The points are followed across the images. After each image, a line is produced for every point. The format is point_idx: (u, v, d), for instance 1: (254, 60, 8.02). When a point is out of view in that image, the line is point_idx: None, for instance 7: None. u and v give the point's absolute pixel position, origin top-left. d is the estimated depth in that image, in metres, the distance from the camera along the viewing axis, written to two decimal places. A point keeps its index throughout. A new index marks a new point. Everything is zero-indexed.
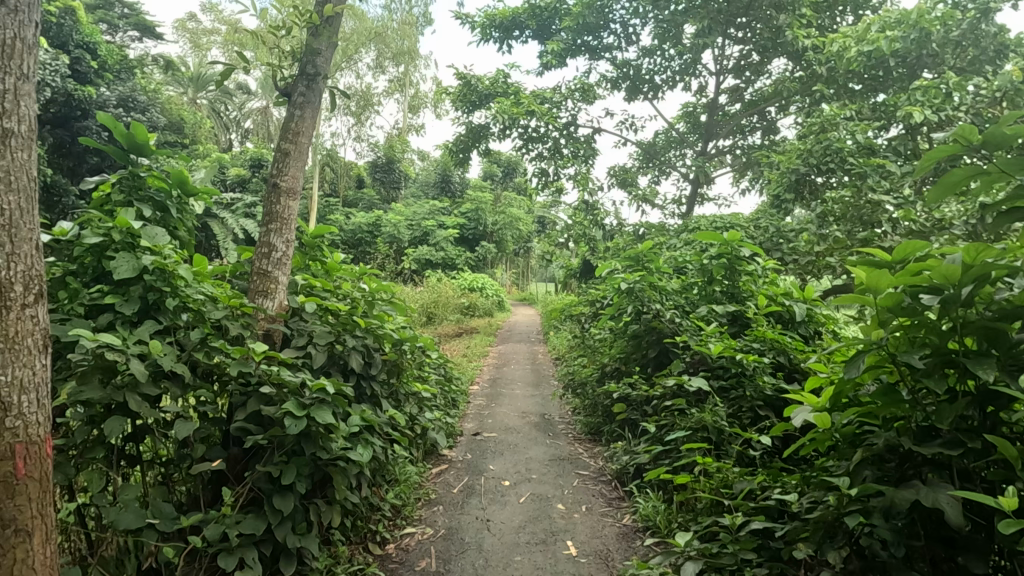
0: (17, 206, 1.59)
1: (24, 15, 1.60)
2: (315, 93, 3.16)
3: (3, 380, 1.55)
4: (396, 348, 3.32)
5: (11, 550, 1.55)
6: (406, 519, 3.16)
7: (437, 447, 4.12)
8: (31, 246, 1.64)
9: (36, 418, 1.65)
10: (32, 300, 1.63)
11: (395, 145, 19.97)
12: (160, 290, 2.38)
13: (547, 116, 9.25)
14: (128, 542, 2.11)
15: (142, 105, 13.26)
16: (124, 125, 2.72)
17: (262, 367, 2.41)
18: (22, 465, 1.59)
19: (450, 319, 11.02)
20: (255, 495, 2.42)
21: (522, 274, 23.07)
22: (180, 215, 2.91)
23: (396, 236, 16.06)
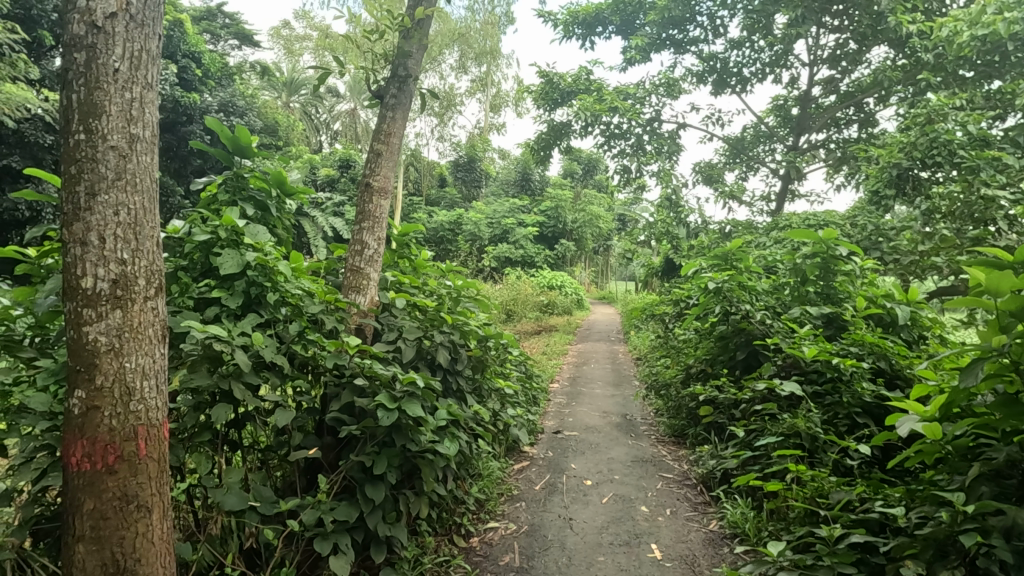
0: (142, 206, 1.71)
1: (150, 29, 1.72)
2: (406, 95, 3.25)
3: (129, 367, 1.68)
4: (481, 343, 3.36)
5: (134, 524, 1.68)
6: (489, 514, 3.19)
7: (519, 444, 4.15)
8: (154, 243, 1.76)
9: (156, 403, 1.77)
10: (153, 293, 1.76)
11: (477, 144, 20.22)
12: (261, 285, 2.51)
13: (630, 112, 9.12)
14: (232, 523, 2.23)
15: (241, 110, 14.00)
16: (230, 129, 2.88)
17: (355, 360, 2.50)
18: (144, 446, 1.72)
19: (529, 316, 11.06)
20: (348, 484, 2.50)
21: (602, 272, 22.88)
22: (278, 214, 3.06)
23: (477, 234, 16.23)
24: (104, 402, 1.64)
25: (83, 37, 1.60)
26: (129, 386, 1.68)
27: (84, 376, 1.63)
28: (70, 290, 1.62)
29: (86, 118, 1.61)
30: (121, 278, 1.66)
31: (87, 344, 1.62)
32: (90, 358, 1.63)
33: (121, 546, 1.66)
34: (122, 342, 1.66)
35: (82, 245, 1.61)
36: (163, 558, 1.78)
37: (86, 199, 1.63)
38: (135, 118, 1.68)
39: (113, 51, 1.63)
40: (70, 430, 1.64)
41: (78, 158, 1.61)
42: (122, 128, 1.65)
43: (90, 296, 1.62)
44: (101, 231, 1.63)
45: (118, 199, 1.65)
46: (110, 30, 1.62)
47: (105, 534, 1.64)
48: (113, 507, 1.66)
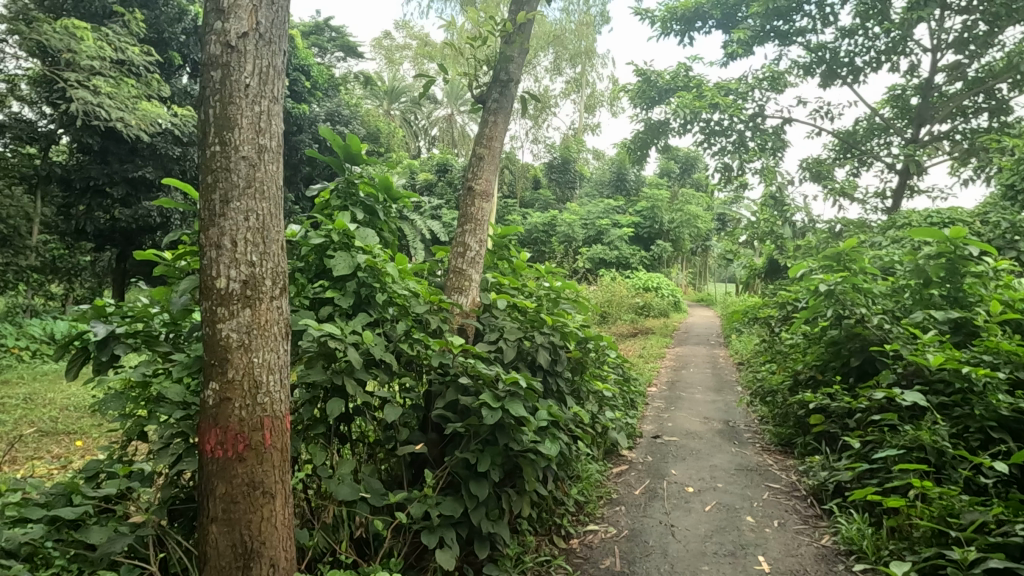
0: (269, 212, 1.82)
1: (276, 45, 1.84)
2: (508, 100, 3.29)
3: (257, 361, 1.80)
4: (581, 345, 3.34)
5: (259, 509, 1.80)
6: (589, 516, 3.18)
7: (617, 447, 4.11)
8: (279, 246, 1.87)
9: (280, 396, 1.89)
10: (279, 292, 1.87)
11: (571, 145, 20.21)
12: (371, 287, 2.62)
13: (732, 108, 8.83)
14: (343, 512, 2.35)
15: (346, 118, 14.65)
16: (342, 138, 3.04)
17: (458, 359, 2.56)
18: (269, 436, 1.83)
19: (624, 318, 10.94)
20: (452, 479, 2.56)
21: (700, 274, 22.25)
22: (386, 217, 3.19)
23: (571, 235, 16.20)
24: (235, 393, 1.77)
25: (218, 56, 1.74)
26: (257, 379, 1.80)
27: (217, 369, 1.76)
28: (206, 289, 1.76)
29: (221, 131, 1.75)
30: (251, 279, 1.78)
31: (221, 339, 1.75)
32: (224, 353, 1.76)
33: (248, 529, 1.79)
34: (251, 338, 1.79)
35: (217, 248, 1.75)
36: (285, 542, 1.89)
37: (221, 206, 1.76)
38: (263, 130, 1.80)
39: (244, 68, 1.75)
40: (206, 419, 1.78)
41: (213, 168, 1.75)
42: (252, 139, 1.77)
43: (223, 295, 1.76)
44: (233, 235, 1.76)
45: (248, 205, 1.78)
46: (242, 48, 1.74)
47: (235, 517, 1.78)
48: (242, 492, 1.79)
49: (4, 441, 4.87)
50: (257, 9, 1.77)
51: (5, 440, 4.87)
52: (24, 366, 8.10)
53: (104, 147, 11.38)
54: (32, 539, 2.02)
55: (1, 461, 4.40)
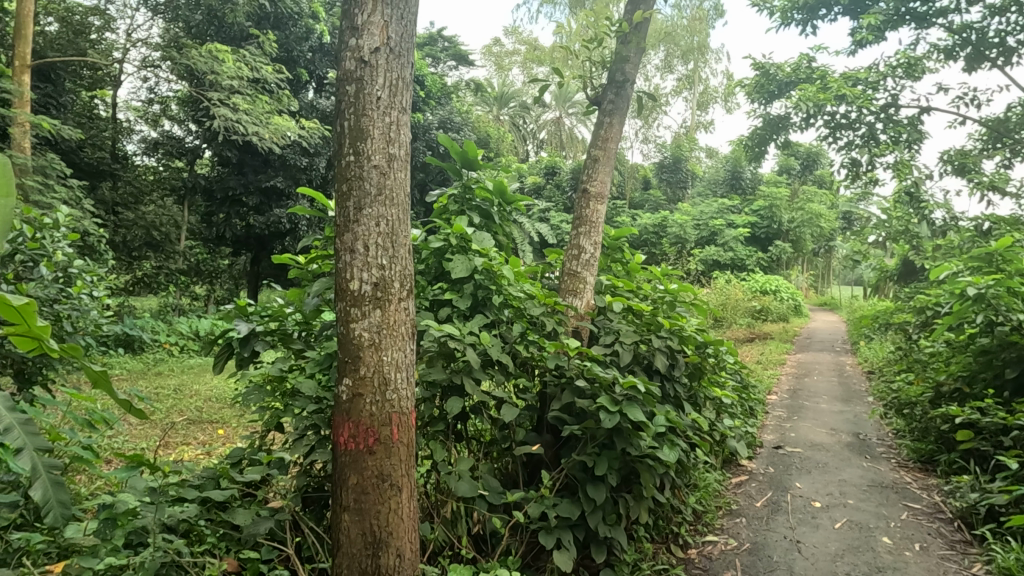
0: (398, 218, 1.91)
1: (404, 58, 1.91)
2: (623, 100, 3.26)
3: (386, 360, 1.89)
4: (699, 350, 3.24)
5: (387, 501, 1.89)
6: (707, 527, 3.08)
7: (736, 456, 3.95)
8: (407, 250, 1.95)
9: (407, 393, 1.97)
10: (406, 294, 1.95)
11: (682, 144, 19.67)
12: (487, 289, 2.69)
13: (861, 100, 8.25)
14: (462, 508, 2.41)
15: (458, 125, 15.07)
16: (459, 144, 3.14)
17: (574, 361, 2.57)
18: (397, 432, 1.92)
19: (739, 323, 10.51)
20: (569, 482, 2.57)
21: (822, 276, 20.96)
22: (501, 221, 3.25)
23: (683, 237, 15.77)
24: (366, 389, 1.87)
25: (353, 72, 1.85)
26: (385, 377, 1.89)
27: (350, 366, 1.87)
28: (341, 291, 1.87)
29: (355, 142, 1.85)
30: (381, 281, 1.87)
31: (354, 338, 1.86)
32: (356, 351, 1.86)
33: (377, 518, 1.88)
34: (381, 338, 1.88)
35: (351, 253, 1.86)
36: (411, 535, 1.97)
37: (355, 212, 1.87)
38: (393, 140, 1.89)
39: (376, 81, 1.85)
40: (341, 413, 1.89)
41: (349, 177, 1.86)
42: (382, 149, 1.86)
43: (356, 296, 1.86)
44: (366, 239, 1.86)
45: (379, 211, 1.87)
46: (375, 63, 1.84)
47: (366, 507, 1.88)
48: (372, 484, 1.89)
49: (160, 426, 5.42)
50: (388, 24, 1.86)
51: (160, 426, 5.41)
52: (175, 360, 8.98)
53: (241, 159, 12.41)
54: (189, 516, 2.24)
55: (157, 445, 4.88)
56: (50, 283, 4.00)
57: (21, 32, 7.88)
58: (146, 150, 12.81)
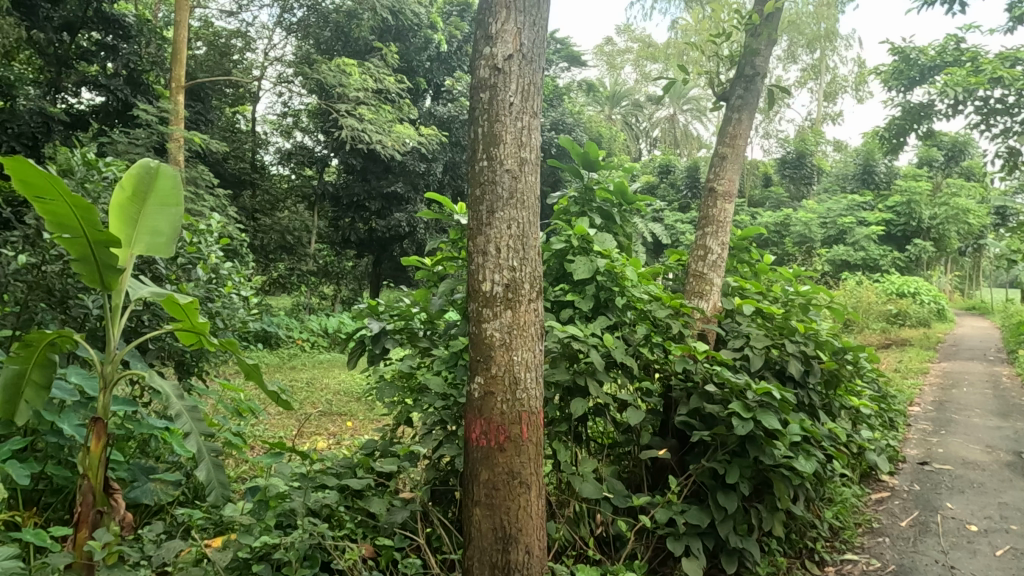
0: (529, 221, 1.95)
1: (536, 64, 1.95)
2: (754, 95, 3.14)
3: (516, 360, 1.93)
4: (837, 356, 3.05)
5: (517, 498, 1.93)
6: (846, 544, 2.90)
7: (875, 471, 3.69)
8: (537, 253, 1.98)
9: (536, 394, 2.00)
10: (536, 295, 1.99)
11: (807, 137, 18.56)
12: (610, 290, 2.68)
13: (1021, 82, 7.44)
14: (586, 509, 2.43)
15: (570, 126, 15.10)
16: (580, 146, 3.14)
17: (702, 365, 2.51)
18: (526, 430, 1.95)
19: (873, 328, 9.77)
20: (697, 489, 2.52)
21: (969, 278, 19.07)
22: (622, 222, 3.22)
23: (808, 235, 14.87)
24: (498, 387, 1.92)
25: (487, 79, 1.91)
26: (516, 376, 1.93)
27: (483, 365, 1.93)
28: (474, 292, 1.94)
29: (488, 147, 1.91)
30: (512, 283, 1.92)
31: (486, 337, 1.92)
32: (488, 350, 1.92)
33: (507, 514, 1.93)
34: (512, 338, 1.92)
35: (483, 255, 1.92)
36: (539, 532, 2.00)
37: (488, 215, 1.93)
38: (525, 143, 1.92)
39: (509, 87, 1.90)
40: (473, 410, 1.96)
41: (482, 181, 1.92)
42: (514, 153, 1.91)
43: (489, 297, 1.92)
44: (498, 242, 1.92)
45: (510, 214, 1.91)
46: (507, 69, 1.89)
47: (496, 503, 1.93)
48: (502, 480, 1.93)
49: (296, 417, 5.82)
50: (521, 31, 1.91)
51: (296, 417, 5.80)
52: (307, 355, 9.63)
53: (365, 167, 13.09)
54: (330, 502, 2.40)
55: (294, 435, 5.24)
56: (204, 283, 4.42)
57: (177, 56, 8.70)
58: (280, 160, 13.85)
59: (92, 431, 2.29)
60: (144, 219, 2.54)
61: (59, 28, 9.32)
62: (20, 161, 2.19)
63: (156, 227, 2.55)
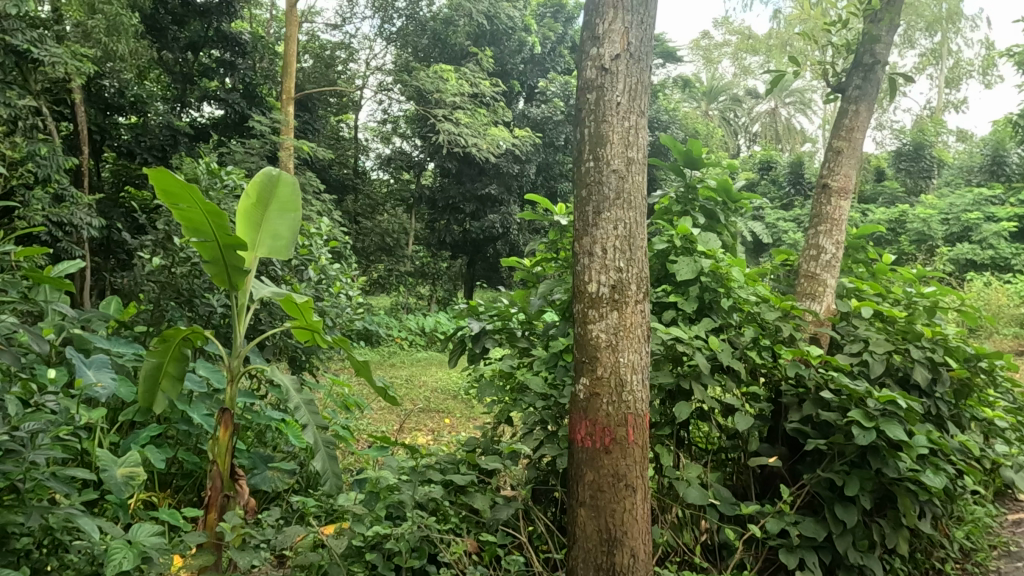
0: (636, 221, 1.93)
1: (644, 63, 1.93)
2: (873, 84, 2.96)
3: (622, 361, 1.92)
4: (969, 363, 2.83)
5: (622, 500, 1.92)
6: (979, 567, 2.68)
7: (1011, 490, 3.39)
8: (643, 254, 1.96)
9: (642, 396, 1.98)
10: (643, 296, 1.96)
11: (927, 128, 17.25)
12: (715, 291, 2.61)
13: None
14: (691, 515, 2.39)
15: (665, 124, 14.80)
16: (682, 143, 3.07)
17: (816, 371, 2.41)
18: (632, 433, 1.94)
19: (1004, 333, 8.95)
20: (812, 500, 2.42)
21: None
22: (726, 221, 3.12)
23: (926, 233, 13.82)
24: (603, 389, 1.91)
25: (594, 80, 1.92)
26: (622, 378, 1.92)
27: (588, 366, 1.94)
28: (580, 293, 1.95)
29: (595, 148, 1.92)
30: (618, 284, 1.91)
31: (592, 339, 1.93)
32: (594, 351, 1.92)
33: (613, 516, 1.92)
34: (618, 339, 1.92)
35: (589, 256, 1.93)
36: (644, 537, 1.97)
37: (594, 216, 1.93)
38: (632, 143, 1.91)
39: (616, 87, 1.90)
40: (578, 410, 1.97)
41: (588, 182, 1.93)
42: (622, 153, 1.90)
43: (594, 298, 1.92)
44: (603, 242, 1.92)
45: (617, 215, 1.91)
46: (615, 69, 1.89)
47: (601, 504, 1.92)
48: (608, 482, 1.93)
49: (397, 413, 6.03)
50: (628, 31, 1.90)
51: (398, 412, 6.02)
52: (405, 353, 9.97)
53: (460, 170, 13.38)
54: (437, 496, 2.48)
55: (396, 430, 5.43)
56: (315, 283, 4.67)
57: (287, 69, 9.22)
58: (380, 165, 14.41)
59: (220, 421, 2.46)
60: (266, 223, 2.72)
61: (184, 48, 10.13)
62: (162, 172, 2.37)
63: (277, 231, 2.73)
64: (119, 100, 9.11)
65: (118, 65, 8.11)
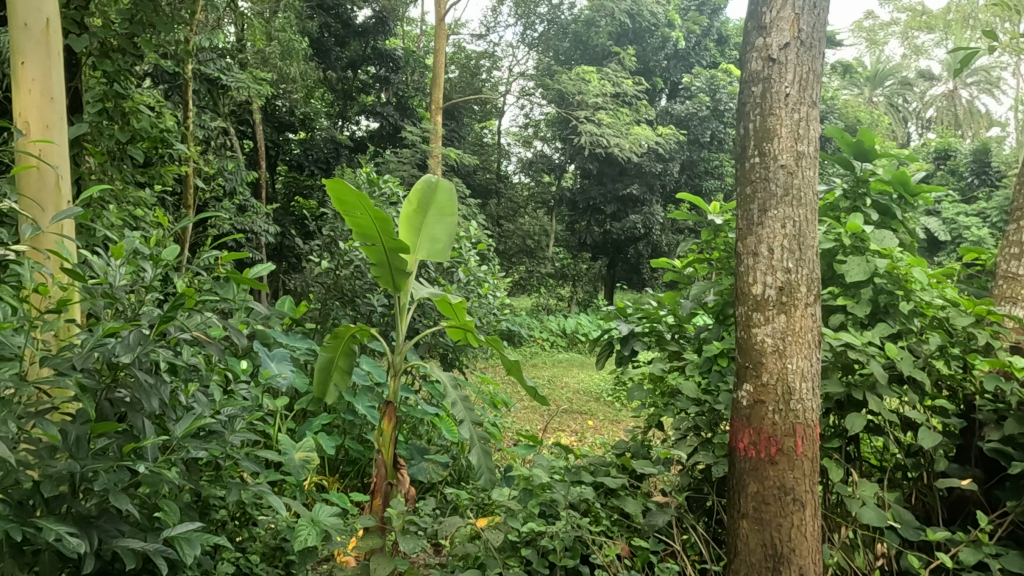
0: (806, 219, 1.83)
1: (816, 49, 1.82)
2: None
3: (790, 368, 1.82)
4: None
5: (790, 516, 1.82)
6: None
7: None
8: (814, 253, 1.85)
9: (812, 404, 1.86)
10: (813, 299, 1.85)
11: None
12: (891, 294, 2.39)
13: None
14: (866, 536, 2.21)
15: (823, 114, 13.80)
16: (852, 134, 2.82)
17: (1019, 385, 2.13)
18: (801, 444, 1.83)
19: None
20: (1016, 531, 2.14)
21: None
22: (903, 216, 2.84)
23: None
24: (769, 397, 1.83)
25: (760, 71, 1.84)
26: (790, 386, 1.82)
27: (752, 372, 1.86)
28: (744, 295, 1.87)
29: (761, 143, 1.84)
30: (786, 285, 1.82)
31: (757, 343, 1.85)
32: (758, 357, 1.84)
33: (779, 531, 1.82)
34: (786, 345, 1.82)
35: (754, 257, 1.85)
36: (813, 556, 1.86)
37: (759, 214, 1.85)
38: (803, 136, 1.81)
39: (785, 77, 1.81)
40: (741, 418, 1.90)
41: (753, 180, 1.86)
42: (791, 147, 1.81)
43: (760, 301, 1.85)
44: (770, 242, 1.83)
45: (785, 212, 1.82)
46: (784, 59, 1.80)
47: (766, 518, 1.83)
48: (773, 494, 1.84)
49: (541, 413, 6.09)
50: (799, 17, 1.80)
51: (542, 412, 6.09)
52: (547, 354, 10.09)
53: (601, 171, 13.33)
54: (587, 497, 2.49)
55: (541, 429, 5.51)
56: (465, 284, 4.85)
57: (436, 81, 9.68)
58: (522, 168, 14.70)
59: (384, 414, 2.63)
60: (426, 228, 2.87)
61: (346, 67, 10.95)
62: (337, 182, 2.58)
63: (435, 235, 2.87)
64: (291, 117, 10.04)
65: (291, 85, 8.94)
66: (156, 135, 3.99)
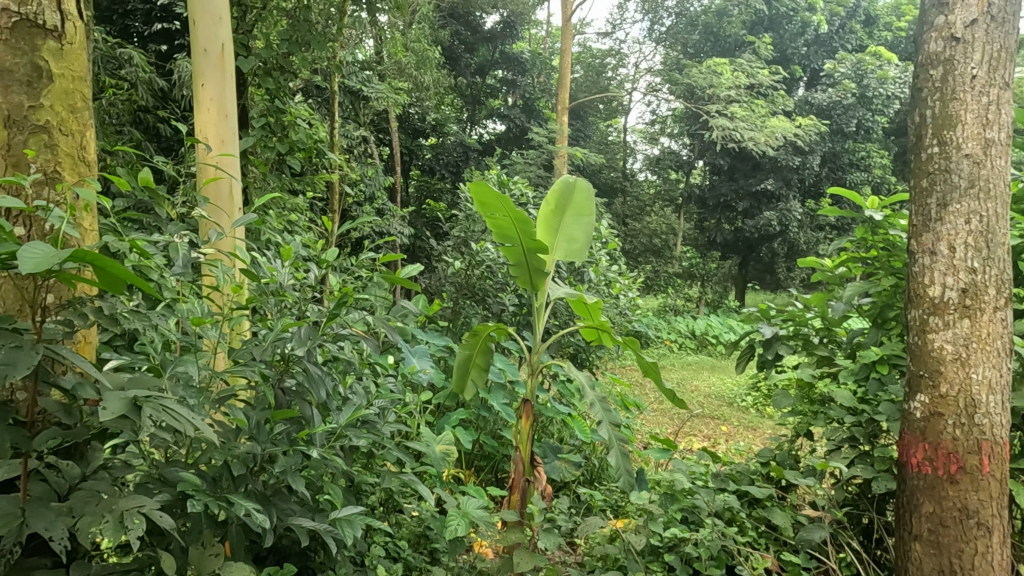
0: (995, 212, 1.70)
1: (1010, 25, 1.68)
2: None
3: (975, 378, 1.70)
4: None
5: (973, 541, 1.70)
6: None
7: None
8: (1005, 252, 1.71)
9: (1001, 420, 1.73)
10: (1003, 302, 1.72)
11: None
12: None
13: None
14: None
15: None
16: None
17: None
18: (987, 463, 1.71)
19: None
20: None
21: None
22: None
23: None
24: (948, 409, 1.73)
25: (941, 52, 1.72)
26: (974, 398, 1.71)
27: (929, 382, 1.76)
28: (918, 298, 1.77)
29: (941, 130, 1.73)
30: (971, 287, 1.70)
31: (934, 350, 1.74)
32: (936, 365, 1.74)
33: (959, 557, 1.71)
34: (969, 352, 1.70)
35: (932, 255, 1.74)
36: None
37: (938, 210, 1.74)
38: (992, 121, 1.68)
39: (971, 58, 1.68)
40: (913, 431, 1.80)
41: (931, 171, 1.75)
42: (978, 134, 1.69)
43: (938, 304, 1.74)
44: (951, 239, 1.72)
45: (970, 207, 1.69)
46: (970, 38, 1.68)
47: (944, 542, 1.72)
48: (953, 517, 1.72)
49: (671, 416, 5.93)
50: None
51: (672, 416, 5.93)
52: (675, 357, 9.81)
53: (733, 166, 12.79)
54: (731, 506, 2.40)
55: (672, 433, 5.36)
56: (594, 284, 4.82)
57: (562, 81, 9.70)
58: (649, 166, 14.40)
59: (522, 412, 2.66)
60: (563, 228, 2.89)
61: (475, 72, 11.24)
62: (480, 185, 2.65)
63: (572, 235, 2.88)
64: (424, 124, 10.48)
65: (424, 93, 9.31)
66: (310, 145, 4.30)
